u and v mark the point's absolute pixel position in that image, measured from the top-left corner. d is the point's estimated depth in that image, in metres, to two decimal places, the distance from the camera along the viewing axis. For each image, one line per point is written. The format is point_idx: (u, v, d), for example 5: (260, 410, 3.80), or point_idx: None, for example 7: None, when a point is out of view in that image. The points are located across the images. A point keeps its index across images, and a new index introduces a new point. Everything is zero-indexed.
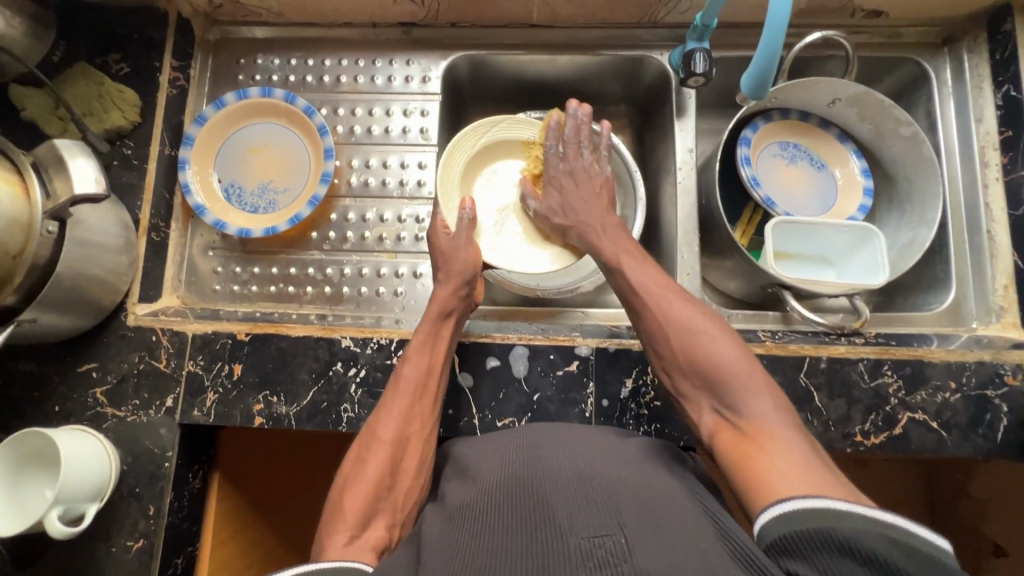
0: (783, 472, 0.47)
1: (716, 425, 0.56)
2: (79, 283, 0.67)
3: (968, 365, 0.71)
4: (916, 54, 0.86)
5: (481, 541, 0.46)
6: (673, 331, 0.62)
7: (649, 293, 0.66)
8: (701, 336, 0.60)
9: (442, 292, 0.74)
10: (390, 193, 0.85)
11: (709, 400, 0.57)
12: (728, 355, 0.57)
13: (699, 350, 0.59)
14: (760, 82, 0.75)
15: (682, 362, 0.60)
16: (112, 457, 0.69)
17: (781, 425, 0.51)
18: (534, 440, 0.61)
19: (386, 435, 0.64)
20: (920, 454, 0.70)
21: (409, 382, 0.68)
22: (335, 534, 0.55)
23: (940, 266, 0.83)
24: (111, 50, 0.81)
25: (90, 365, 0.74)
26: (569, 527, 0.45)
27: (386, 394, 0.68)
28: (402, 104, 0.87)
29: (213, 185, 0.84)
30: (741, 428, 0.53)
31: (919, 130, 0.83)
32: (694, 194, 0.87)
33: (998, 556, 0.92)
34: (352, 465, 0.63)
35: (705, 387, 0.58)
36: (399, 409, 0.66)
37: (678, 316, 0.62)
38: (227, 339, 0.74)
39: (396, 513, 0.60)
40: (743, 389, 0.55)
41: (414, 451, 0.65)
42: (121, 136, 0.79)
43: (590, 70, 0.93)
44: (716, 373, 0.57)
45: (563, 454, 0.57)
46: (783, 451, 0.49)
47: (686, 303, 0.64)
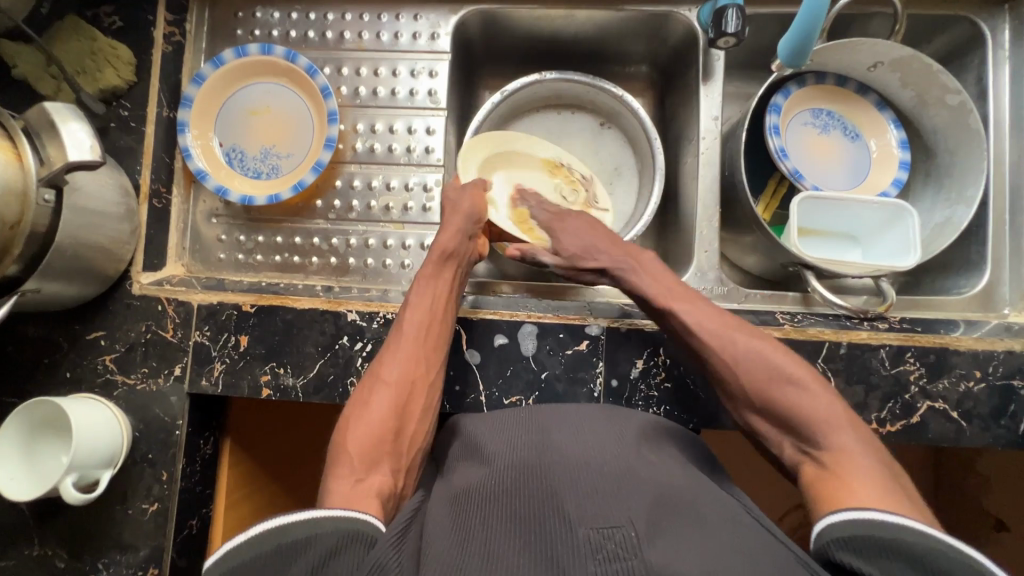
0: (858, 489, 0.48)
1: (799, 461, 0.56)
2: (81, 252, 0.66)
3: (997, 354, 0.68)
4: (973, 12, 0.78)
5: (491, 525, 0.46)
6: (745, 372, 0.61)
7: (711, 335, 0.65)
8: (783, 385, 0.59)
9: (445, 238, 0.74)
10: (396, 160, 0.81)
11: (789, 438, 0.58)
12: (809, 397, 0.57)
13: (772, 392, 0.59)
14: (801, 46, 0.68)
15: (755, 399, 0.60)
16: (123, 426, 0.70)
17: (872, 464, 0.51)
18: (544, 423, 0.61)
19: (391, 378, 0.65)
20: (937, 443, 0.68)
21: (415, 327, 0.68)
22: (340, 477, 0.54)
23: (974, 247, 0.79)
24: (102, 2, 0.77)
25: (98, 334, 0.74)
26: (578, 518, 0.45)
27: (391, 339, 0.69)
28: (408, 63, 0.82)
29: (214, 149, 0.81)
30: (822, 461, 0.53)
31: (967, 99, 0.77)
32: (717, 166, 0.82)
33: (999, 530, 0.92)
34: (354, 408, 0.63)
35: (784, 427, 0.58)
36: (405, 352, 0.66)
37: (745, 353, 0.62)
38: (233, 310, 0.73)
39: (401, 458, 0.61)
40: (826, 427, 0.55)
41: (417, 400, 0.65)
42: (117, 96, 0.76)
43: (612, 26, 0.86)
44: (797, 416, 0.57)
45: (574, 442, 0.56)
46: (861, 476, 0.50)
47: (754, 336, 0.64)
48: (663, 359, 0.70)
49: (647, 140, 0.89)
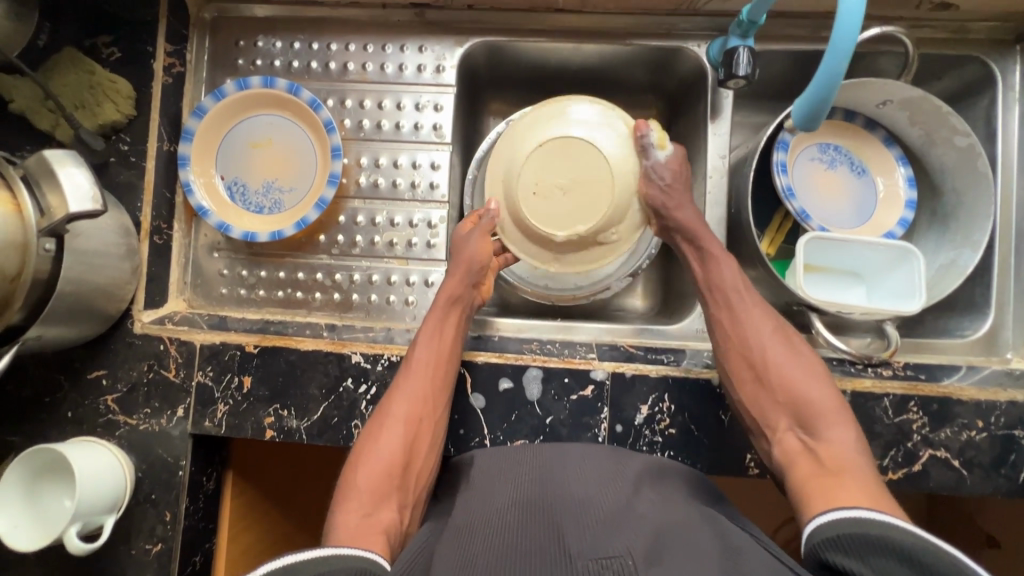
0: (856, 483, 0.54)
1: (794, 448, 0.62)
2: (82, 296, 0.65)
3: (999, 404, 0.69)
4: (984, 53, 0.77)
5: (494, 552, 0.48)
6: (772, 356, 0.67)
7: (748, 313, 0.70)
8: (800, 376, 0.65)
9: (452, 281, 0.74)
10: (401, 196, 0.80)
11: (792, 426, 0.63)
12: (822, 389, 0.63)
13: (791, 376, 0.65)
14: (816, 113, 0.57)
15: (770, 378, 0.66)
16: (125, 468, 0.70)
17: (862, 463, 0.58)
18: (547, 462, 0.63)
19: (397, 414, 0.66)
20: (938, 491, 0.69)
21: (422, 365, 0.68)
22: (349, 512, 0.57)
23: (979, 290, 0.79)
24: (100, 33, 0.75)
25: (99, 373, 0.73)
26: (578, 552, 0.46)
27: (399, 375, 0.69)
28: (413, 96, 0.81)
29: (216, 183, 0.80)
30: (821, 455, 0.59)
31: (976, 142, 0.76)
32: (723, 205, 0.81)
33: (991, 547, 0.93)
34: (365, 441, 0.65)
35: (789, 410, 0.64)
36: (411, 389, 0.67)
37: (771, 343, 0.68)
38: (236, 351, 0.72)
39: (407, 494, 0.63)
40: (829, 419, 0.61)
41: (423, 435, 0.67)
42: (116, 131, 0.74)
43: (620, 59, 0.85)
44: (804, 406, 0.63)
45: (580, 486, 0.57)
46: (859, 472, 0.56)
47: (778, 330, 0.69)
48: (667, 405, 0.70)
49: None
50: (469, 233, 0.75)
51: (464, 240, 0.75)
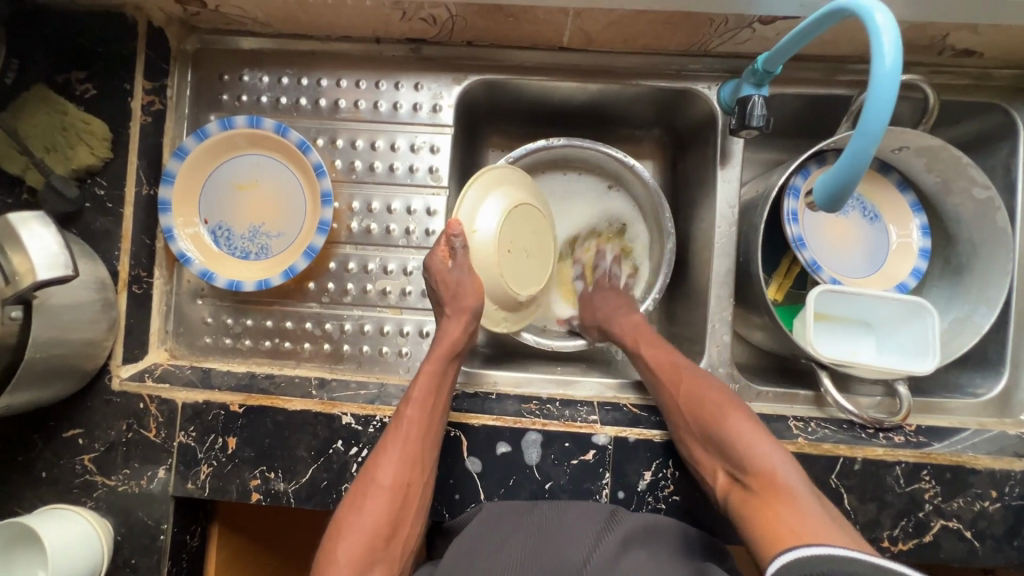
0: (798, 520, 0.52)
1: (733, 489, 0.59)
2: (54, 359, 0.62)
3: (1014, 474, 0.66)
4: (1005, 101, 0.74)
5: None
6: (688, 402, 0.65)
7: (664, 370, 0.70)
8: (723, 415, 0.62)
9: (454, 329, 0.68)
10: (395, 242, 0.77)
11: (725, 466, 0.60)
12: (742, 421, 0.61)
13: (708, 418, 0.63)
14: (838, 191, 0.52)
15: (693, 428, 0.64)
16: (103, 535, 0.67)
17: (806, 494, 0.54)
18: (543, 525, 0.61)
19: (385, 481, 0.60)
20: (949, 563, 0.66)
21: (413, 426, 0.63)
22: None
23: (993, 347, 0.76)
24: (73, 69, 0.70)
25: (75, 432, 0.69)
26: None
27: (387, 435, 0.63)
28: (408, 137, 0.77)
29: (199, 226, 0.75)
30: (759, 490, 0.56)
31: (995, 195, 0.73)
32: (732, 254, 0.78)
33: None
34: (348, 509, 0.60)
35: (716, 450, 0.61)
36: (400, 454, 0.61)
37: (685, 390, 0.67)
38: (220, 410, 0.69)
39: (391, 566, 0.59)
40: (756, 449, 0.58)
41: (411, 502, 0.61)
42: (92, 174, 0.70)
43: (625, 97, 0.81)
44: (733, 443, 0.60)
45: (574, 544, 0.58)
46: (796, 505, 0.53)
47: (694, 373, 0.68)
48: (672, 472, 0.68)
49: (658, 216, 0.85)
50: (464, 268, 0.68)
51: (448, 272, 0.68)
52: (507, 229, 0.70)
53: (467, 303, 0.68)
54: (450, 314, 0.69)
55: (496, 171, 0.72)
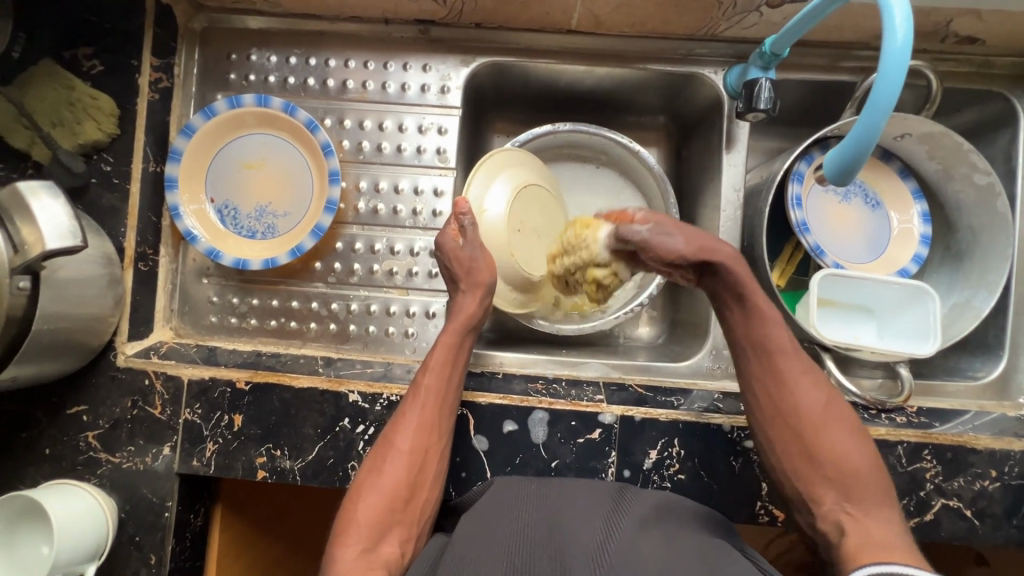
0: (891, 548, 0.53)
1: (833, 513, 0.60)
2: (61, 333, 0.61)
3: (1013, 453, 0.67)
4: (1006, 88, 0.75)
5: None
6: (813, 419, 0.64)
7: (786, 371, 0.66)
8: (842, 441, 0.63)
9: (468, 304, 0.69)
10: (401, 223, 0.77)
11: (833, 491, 0.61)
12: (861, 453, 0.62)
13: (834, 441, 0.63)
14: (847, 168, 0.53)
15: (811, 443, 0.63)
16: (108, 511, 0.66)
17: (899, 531, 0.56)
18: (549, 495, 0.61)
19: (403, 446, 0.62)
20: (949, 541, 0.67)
21: (430, 393, 0.65)
22: (346, 547, 0.56)
23: (992, 331, 0.77)
24: (80, 44, 0.70)
25: (79, 409, 0.69)
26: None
27: (404, 402, 0.65)
28: (416, 118, 0.77)
29: (205, 206, 0.75)
30: (862, 523, 0.58)
31: (996, 181, 0.74)
32: (736, 238, 0.78)
33: (980, 564, 0.88)
34: (367, 472, 0.62)
35: (828, 475, 0.62)
36: (417, 421, 0.63)
37: (811, 398, 0.65)
38: (226, 387, 0.69)
39: (409, 528, 0.61)
40: (871, 489, 0.60)
41: (428, 468, 0.63)
42: (98, 150, 0.70)
43: (631, 82, 0.82)
44: (848, 471, 0.61)
45: (579, 517, 0.57)
46: (897, 542, 0.55)
47: (815, 383, 0.66)
48: (677, 450, 0.68)
49: (662, 202, 0.86)
50: (476, 247, 0.69)
51: (460, 248, 0.69)
52: (517, 210, 0.72)
53: (480, 276, 0.69)
54: (465, 288, 0.70)
55: (504, 154, 0.73)
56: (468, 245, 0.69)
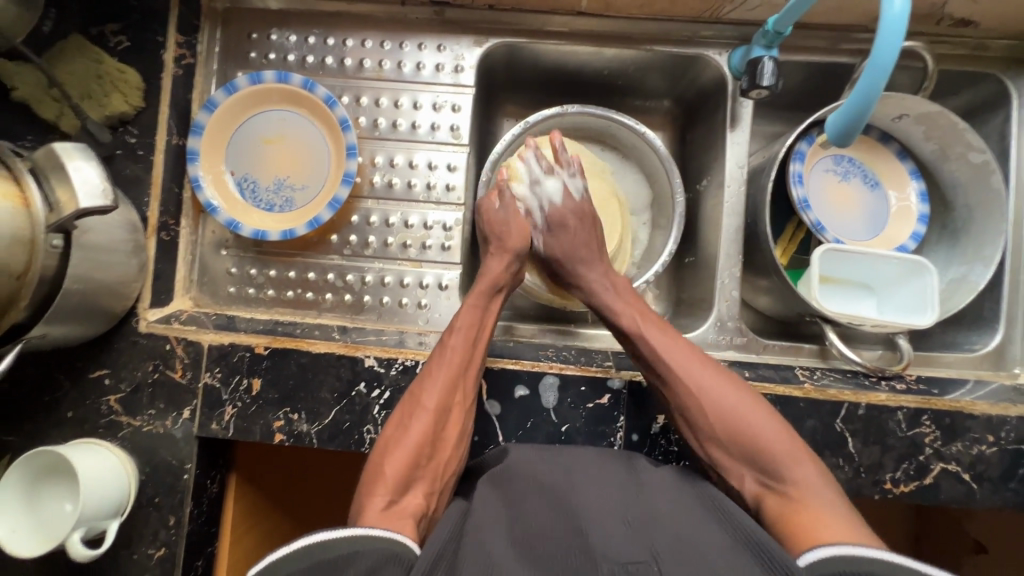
0: (828, 525, 0.51)
1: (760, 493, 0.59)
2: (89, 294, 0.63)
3: (1009, 419, 0.70)
4: (1000, 70, 0.78)
5: (525, 550, 0.49)
6: (710, 404, 0.63)
7: (674, 363, 0.66)
8: (749, 419, 0.61)
9: (496, 266, 0.75)
10: (415, 197, 0.79)
11: (751, 473, 0.60)
12: (769, 425, 0.60)
13: (739, 425, 0.61)
14: (847, 129, 0.62)
15: (720, 432, 0.62)
16: (129, 471, 0.68)
17: (833, 499, 0.54)
18: (566, 464, 0.61)
19: (430, 403, 0.64)
20: (948, 505, 0.69)
21: (455, 354, 0.67)
22: (374, 497, 0.57)
23: (988, 305, 0.80)
24: (108, 20, 0.72)
25: (102, 372, 0.71)
26: (605, 552, 0.48)
27: (430, 363, 0.68)
28: (430, 96, 0.79)
29: (225, 179, 0.78)
30: (785, 496, 0.56)
31: (990, 159, 0.77)
32: (740, 215, 0.81)
33: (978, 553, 0.89)
34: (394, 429, 0.64)
35: (744, 458, 0.60)
36: (444, 379, 0.66)
37: (707, 384, 0.64)
38: (246, 352, 0.71)
39: (433, 482, 0.62)
40: (787, 460, 0.58)
41: (452, 425, 0.65)
42: (124, 122, 0.72)
43: (638, 64, 0.85)
44: (759, 448, 0.60)
45: (596, 484, 0.57)
46: (827, 512, 0.52)
47: (708, 371, 0.65)
48: None
49: (666, 182, 0.89)
50: (509, 211, 0.77)
51: (494, 211, 0.77)
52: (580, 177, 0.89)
53: (512, 241, 0.76)
54: (494, 252, 0.76)
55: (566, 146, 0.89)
56: (502, 206, 0.78)
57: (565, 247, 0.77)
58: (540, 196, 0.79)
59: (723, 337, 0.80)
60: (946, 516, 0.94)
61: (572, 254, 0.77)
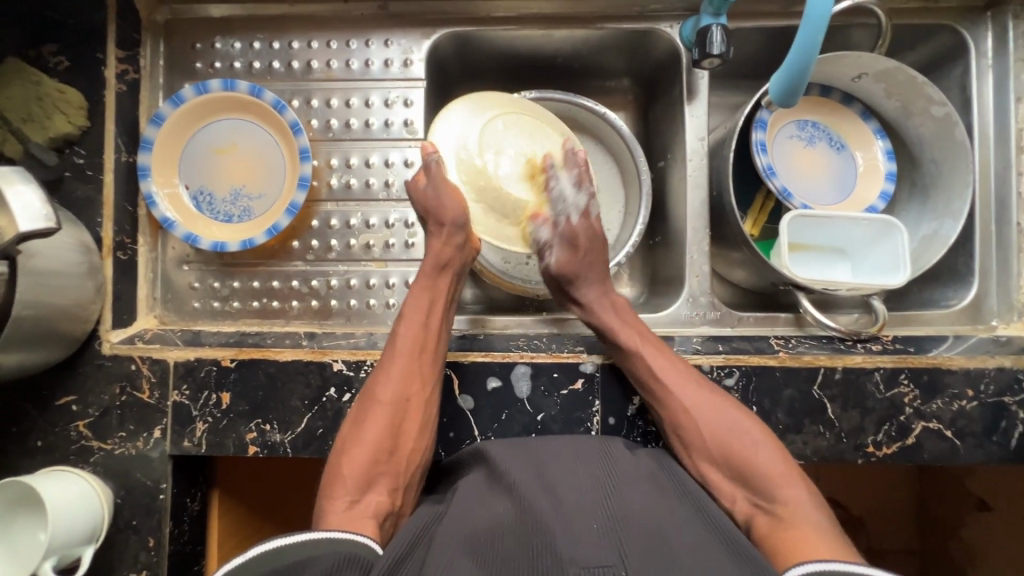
0: (814, 543, 0.51)
1: (750, 514, 0.59)
2: (44, 319, 0.62)
3: (988, 371, 0.69)
4: (956, 21, 0.77)
5: (483, 559, 0.45)
6: (704, 426, 0.63)
7: (667, 383, 0.66)
8: (741, 439, 0.62)
9: (436, 244, 0.70)
10: (374, 196, 0.78)
11: (743, 491, 0.60)
12: (759, 445, 0.61)
13: (731, 442, 0.62)
14: (792, 87, 0.62)
15: (713, 451, 0.63)
16: (102, 495, 0.67)
17: (823, 523, 0.54)
18: (543, 453, 0.59)
19: (384, 397, 0.64)
20: (933, 463, 0.68)
21: (408, 342, 0.67)
22: (335, 499, 0.57)
23: (962, 259, 0.79)
24: (45, 40, 0.71)
25: (69, 399, 0.70)
26: (570, 557, 0.44)
27: (384, 355, 0.67)
28: (382, 92, 0.78)
29: (181, 194, 0.77)
30: (777, 514, 0.56)
31: (952, 111, 0.76)
32: (705, 187, 0.80)
33: (982, 510, 0.87)
34: (352, 427, 0.64)
35: (739, 480, 0.61)
36: (398, 370, 0.65)
37: (700, 408, 0.64)
38: (212, 366, 0.69)
39: (396, 477, 0.62)
40: (777, 481, 0.58)
41: (414, 416, 0.65)
42: (70, 144, 0.70)
43: (591, 44, 0.83)
44: (752, 467, 0.60)
45: (571, 473, 0.55)
46: (816, 533, 0.53)
47: (705, 387, 0.66)
48: None
49: (631, 164, 0.88)
50: (440, 187, 0.69)
51: (422, 186, 0.71)
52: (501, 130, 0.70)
53: (453, 209, 0.69)
54: (433, 229, 0.70)
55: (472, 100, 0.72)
56: (428, 181, 0.69)
57: (573, 268, 0.73)
58: (566, 205, 0.70)
59: (696, 313, 0.79)
60: (945, 476, 0.94)
61: (580, 272, 0.73)
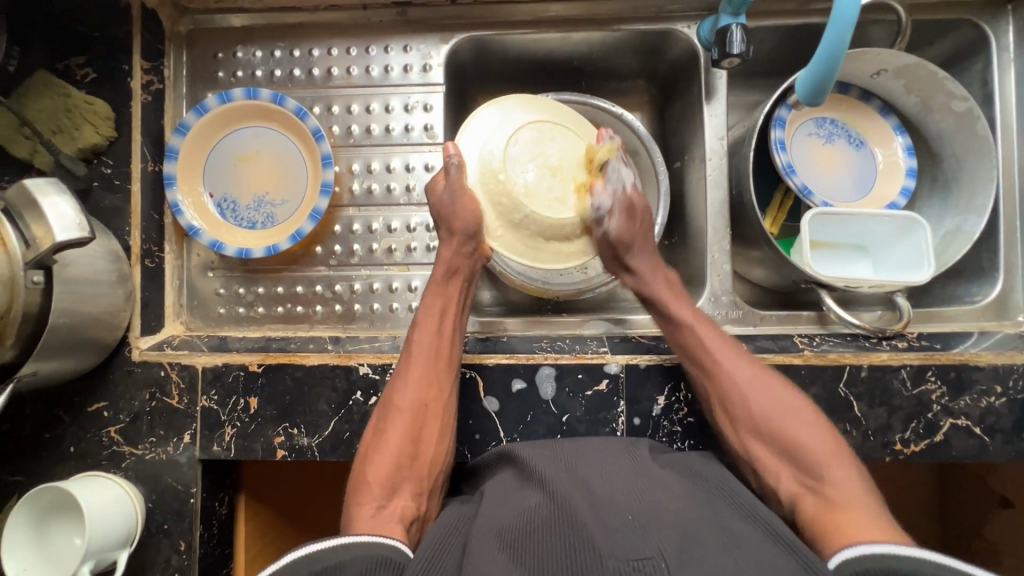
0: (862, 525, 0.50)
1: (797, 492, 0.58)
2: (77, 327, 0.63)
3: (1016, 367, 0.68)
4: (976, 15, 0.77)
5: (521, 558, 0.45)
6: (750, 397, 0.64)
7: (712, 351, 0.67)
8: (786, 413, 0.61)
9: (448, 251, 0.72)
10: (395, 201, 0.79)
11: (789, 470, 0.59)
12: (808, 425, 0.60)
13: (777, 418, 0.61)
14: (819, 87, 0.62)
15: (757, 423, 0.62)
16: (135, 500, 0.68)
17: (871, 503, 0.53)
18: (573, 457, 0.59)
19: (402, 403, 0.65)
20: (962, 460, 0.68)
21: (423, 348, 0.68)
22: (361, 506, 0.57)
23: (986, 254, 0.79)
24: (72, 53, 0.72)
25: (100, 405, 0.71)
26: (608, 552, 0.44)
27: (400, 362, 0.68)
28: (402, 98, 0.79)
29: (205, 202, 0.78)
30: (824, 495, 0.55)
31: (974, 106, 0.75)
32: (725, 186, 0.80)
33: (1005, 508, 0.87)
34: (373, 435, 0.64)
35: (784, 455, 0.60)
36: (415, 376, 0.66)
37: (746, 380, 0.64)
38: (240, 371, 0.70)
39: (420, 482, 0.62)
40: (826, 459, 0.57)
41: (433, 420, 0.65)
42: (98, 154, 0.72)
43: (608, 46, 0.84)
44: (798, 447, 0.59)
45: (602, 473, 0.55)
46: (861, 513, 0.51)
47: (749, 361, 0.66)
48: (685, 394, 0.69)
49: (648, 163, 0.88)
50: (457, 190, 0.70)
51: (440, 191, 0.71)
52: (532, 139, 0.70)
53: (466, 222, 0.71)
54: (446, 237, 0.72)
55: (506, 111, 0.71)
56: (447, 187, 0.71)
57: (628, 237, 0.73)
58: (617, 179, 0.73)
59: (718, 312, 0.79)
60: (970, 474, 0.93)
61: (633, 240, 0.74)
